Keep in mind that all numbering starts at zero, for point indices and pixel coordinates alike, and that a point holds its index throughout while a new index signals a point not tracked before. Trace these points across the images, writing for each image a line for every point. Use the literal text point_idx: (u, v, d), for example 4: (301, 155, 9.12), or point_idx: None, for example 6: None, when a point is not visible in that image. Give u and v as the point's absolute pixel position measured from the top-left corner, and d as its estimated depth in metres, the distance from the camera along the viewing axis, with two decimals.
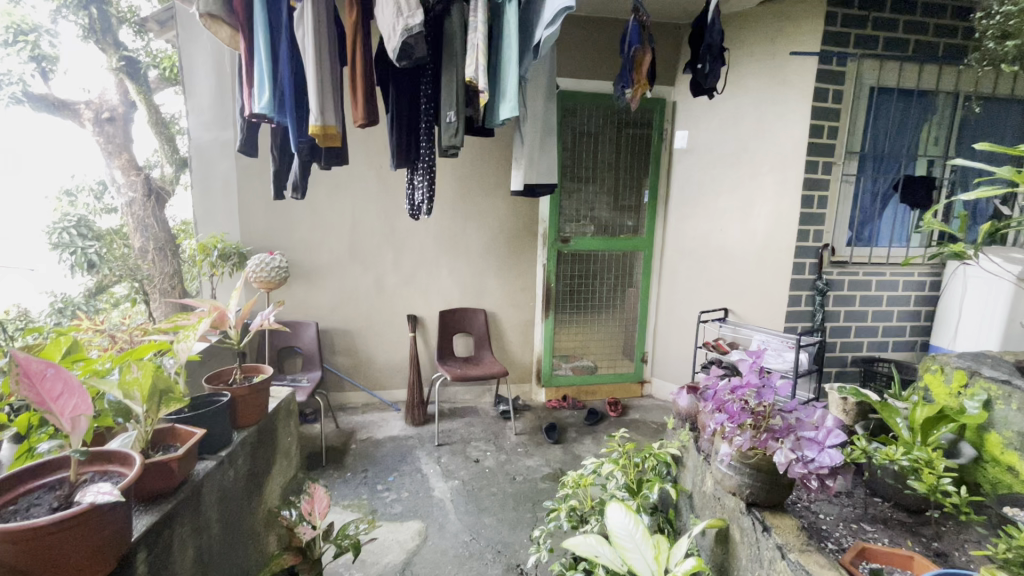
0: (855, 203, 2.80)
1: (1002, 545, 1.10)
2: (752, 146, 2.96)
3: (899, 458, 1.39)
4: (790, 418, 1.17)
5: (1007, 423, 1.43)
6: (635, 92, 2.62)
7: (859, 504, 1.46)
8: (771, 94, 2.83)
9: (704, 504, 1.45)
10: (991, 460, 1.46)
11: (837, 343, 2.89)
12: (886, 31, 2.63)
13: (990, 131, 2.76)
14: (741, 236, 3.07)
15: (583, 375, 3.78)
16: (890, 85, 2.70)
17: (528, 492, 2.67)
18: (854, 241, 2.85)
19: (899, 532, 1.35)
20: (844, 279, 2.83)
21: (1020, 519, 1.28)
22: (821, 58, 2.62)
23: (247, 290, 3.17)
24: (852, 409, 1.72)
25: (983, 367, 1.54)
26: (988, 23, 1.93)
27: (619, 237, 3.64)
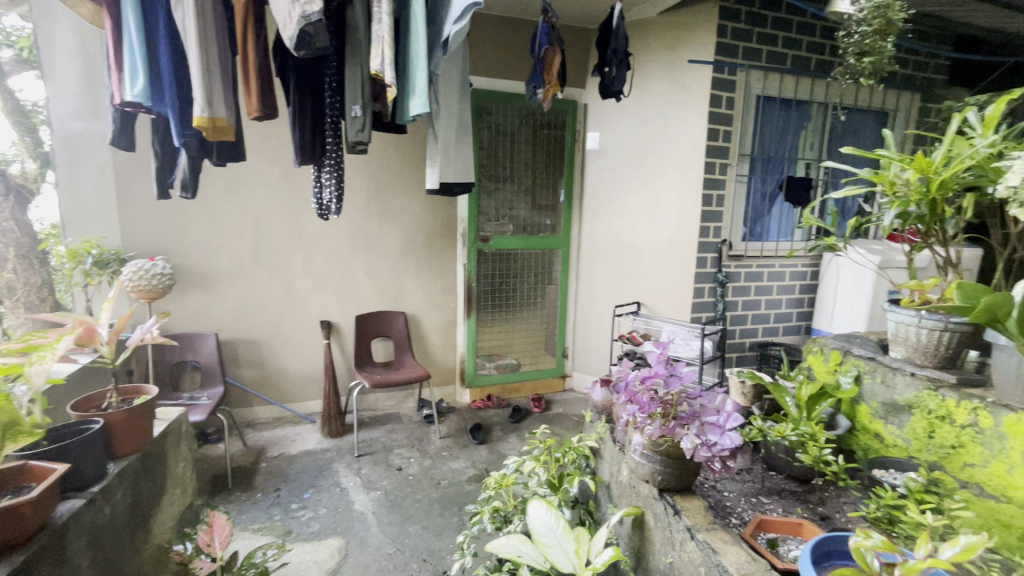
0: (748, 202, 3.05)
1: (873, 505, 1.24)
2: (658, 147, 3.12)
3: (790, 434, 1.53)
4: (695, 405, 1.23)
5: (873, 396, 1.62)
6: (546, 92, 2.65)
7: (759, 479, 1.58)
8: (673, 99, 3.00)
9: (621, 493, 1.50)
10: (862, 428, 1.65)
11: (737, 331, 3.14)
12: (768, 45, 2.88)
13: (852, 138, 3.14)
14: (650, 233, 3.23)
15: (506, 374, 3.79)
16: (773, 94, 2.96)
17: (454, 496, 2.63)
18: (748, 237, 3.10)
19: (790, 501, 1.47)
20: (740, 271, 3.08)
21: (887, 479, 1.45)
22: (715, 67, 2.82)
23: (123, 299, 2.83)
24: (749, 392, 1.86)
25: (853, 346, 1.73)
26: (848, 40, 2.17)
27: (537, 236, 3.69)
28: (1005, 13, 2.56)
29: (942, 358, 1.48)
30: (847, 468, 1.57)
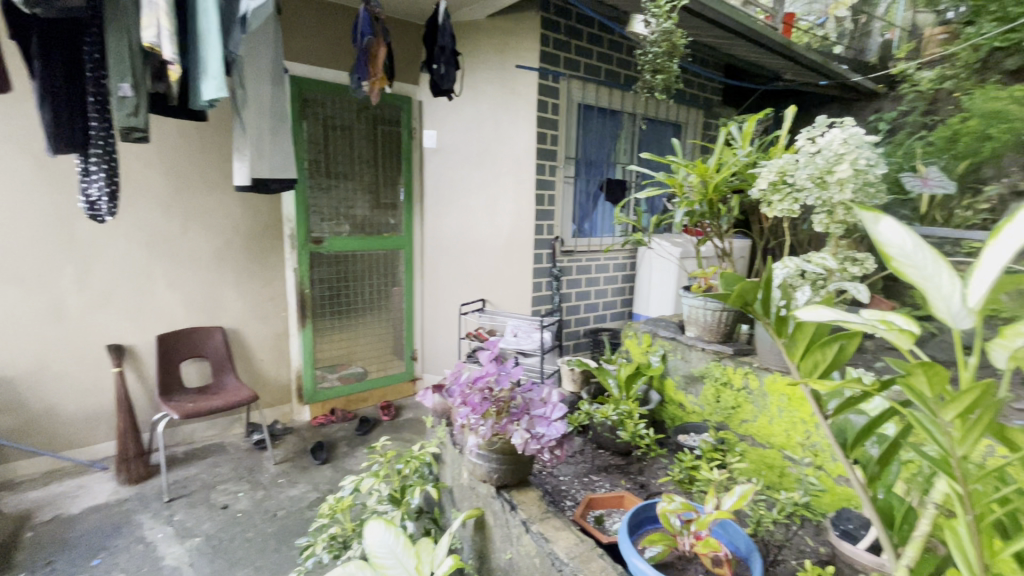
0: (576, 201, 3.31)
1: (678, 468, 1.40)
2: (493, 148, 3.19)
3: (611, 414, 1.70)
4: (524, 399, 1.27)
5: (676, 370, 1.85)
6: (372, 86, 2.52)
7: (590, 459, 1.70)
8: (504, 102, 3.09)
9: (463, 495, 1.48)
10: (669, 400, 1.88)
11: (572, 320, 3.39)
12: (585, 57, 3.13)
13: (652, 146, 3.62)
14: (489, 231, 3.30)
15: (351, 384, 3.54)
16: (591, 103, 3.24)
17: (293, 526, 2.36)
18: (577, 234, 3.37)
19: (616, 475, 1.61)
20: (572, 265, 3.32)
21: (688, 443, 1.68)
22: (540, 73, 2.97)
23: None
24: (579, 377, 1.99)
25: (659, 329, 1.96)
26: (645, 58, 2.45)
27: (376, 236, 3.50)
28: (755, 49, 3.17)
29: (723, 333, 1.75)
30: (658, 437, 1.77)
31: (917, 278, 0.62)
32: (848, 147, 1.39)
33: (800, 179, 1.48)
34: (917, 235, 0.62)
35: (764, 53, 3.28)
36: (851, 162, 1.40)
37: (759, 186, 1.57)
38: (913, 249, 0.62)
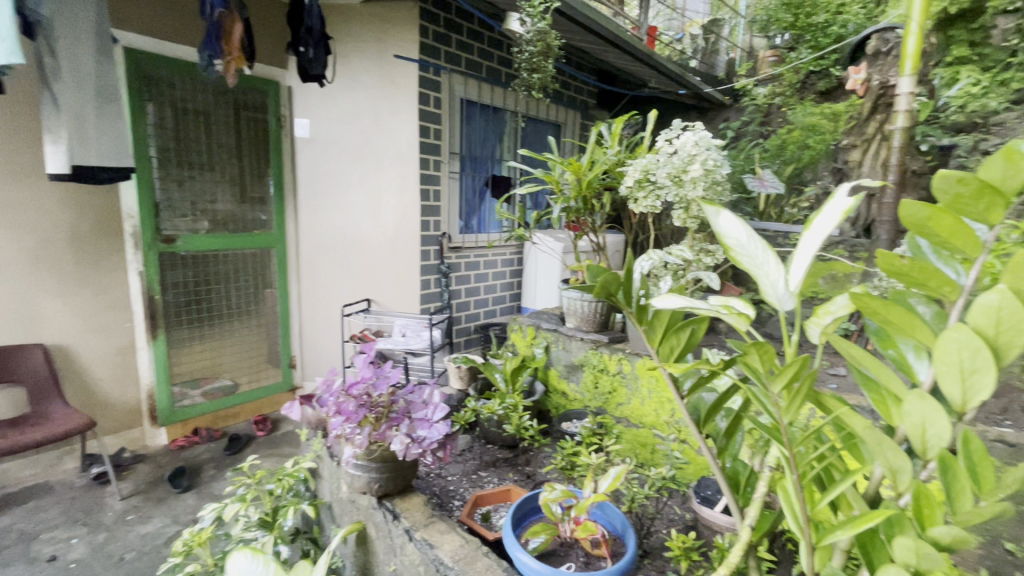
0: (461, 197, 3.29)
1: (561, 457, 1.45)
2: (373, 141, 3.04)
3: (498, 408, 1.69)
4: (404, 402, 1.22)
5: (558, 361, 1.92)
6: (227, 65, 2.26)
7: (478, 456, 1.69)
8: (383, 92, 2.95)
9: (343, 510, 1.38)
10: (553, 390, 1.94)
11: (463, 317, 3.37)
12: (466, 52, 3.10)
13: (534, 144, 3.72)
14: (372, 227, 3.14)
15: (218, 399, 3.16)
16: (474, 98, 3.23)
17: (147, 569, 2.04)
18: (464, 230, 3.35)
19: (504, 469, 1.62)
20: (460, 262, 3.29)
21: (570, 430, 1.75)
22: (420, 65, 2.87)
23: None
24: (465, 374, 1.95)
25: (542, 322, 2.01)
26: (521, 56, 2.51)
27: (242, 233, 3.15)
28: (623, 56, 3.39)
29: (598, 322, 1.85)
30: (542, 426, 1.82)
31: (751, 266, 0.68)
32: (699, 149, 1.55)
33: (661, 177, 1.60)
34: (751, 228, 0.69)
35: (631, 61, 3.53)
36: (701, 162, 1.55)
37: (626, 184, 1.67)
38: (748, 240, 0.68)
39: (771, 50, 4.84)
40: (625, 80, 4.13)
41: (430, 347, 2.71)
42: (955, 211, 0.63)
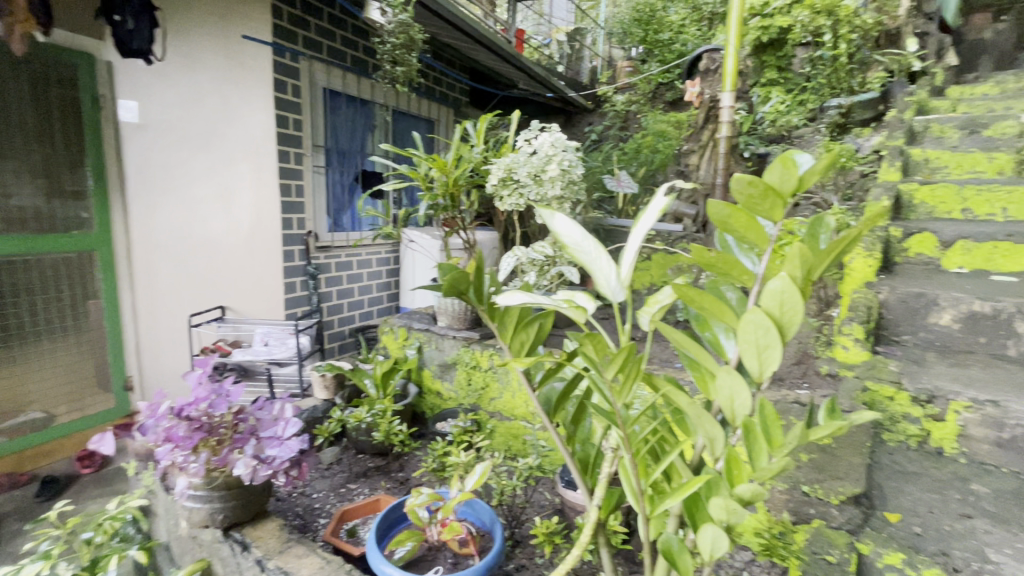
0: (328, 192, 3.06)
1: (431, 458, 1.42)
2: (221, 131, 2.71)
3: (366, 416, 1.61)
4: (251, 421, 1.11)
5: (431, 360, 1.89)
6: (10, 27, 1.85)
7: (348, 467, 1.62)
8: (232, 76, 2.64)
9: (183, 549, 1.22)
10: (427, 390, 1.91)
11: (335, 320, 3.17)
12: (327, 39, 2.91)
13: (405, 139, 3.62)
14: (223, 227, 2.80)
15: (23, 436, 2.50)
16: (338, 89, 3.03)
17: None
18: (333, 228, 3.13)
19: (376, 477, 1.56)
20: (330, 262, 3.09)
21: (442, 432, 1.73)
22: (275, 49, 2.62)
23: None
24: (331, 382, 1.82)
25: (413, 322, 1.96)
26: (383, 48, 2.41)
27: (52, 234, 2.54)
28: (491, 56, 3.46)
29: (469, 320, 1.85)
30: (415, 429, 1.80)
31: (587, 263, 0.73)
32: (556, 150, 1.63)
33: (521, 176, 1.65)
34: (586, 226, 0.73)
35: (500, 61, 3.61)
36: (557, 163, 1.63)
37: (490, 182, 1.70)
38: (583, 238, 0.73)
39: (627, 62, 5.32)
40: (496, 80, 4.22)
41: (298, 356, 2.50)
42: (749, 210, 0.72)
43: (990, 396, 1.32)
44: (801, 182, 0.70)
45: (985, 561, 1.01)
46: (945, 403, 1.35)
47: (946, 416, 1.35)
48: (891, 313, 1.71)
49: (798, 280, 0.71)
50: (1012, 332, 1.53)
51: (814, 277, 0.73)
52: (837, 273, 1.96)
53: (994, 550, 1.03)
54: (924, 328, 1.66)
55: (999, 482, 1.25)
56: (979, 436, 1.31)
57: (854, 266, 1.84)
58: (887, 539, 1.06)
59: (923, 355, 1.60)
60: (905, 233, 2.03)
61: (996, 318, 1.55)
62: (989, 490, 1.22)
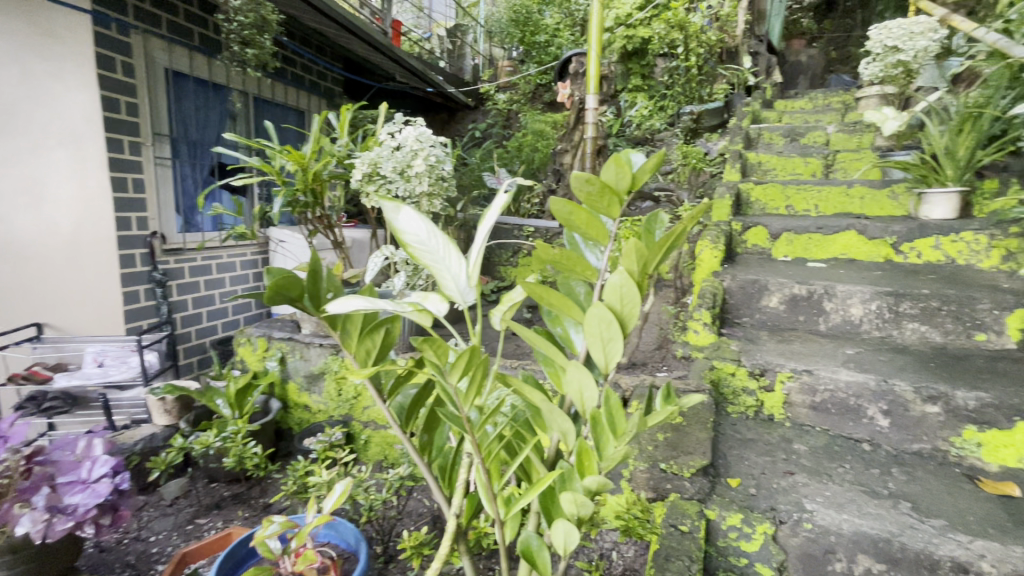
0: (177, 187, 2.66)
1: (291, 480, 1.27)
2: (22, 110, 2.21)
3: (215, 440, 1.40)
4: (45, 466, 1.07)
5: (296, 372, 1.74)
6: None
7: (196, 500, 1.45)
8: (33, 42, 2.17)
9: None
10: (294, 404, 1.76)
11: (192, 332, 2.78)
12: (166, 12, 2.52)
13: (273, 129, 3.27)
14: (33, 226, 2.26)
15: None
16: (184, 70, 2.65)
17: None
18: (185, 227, 2.72)
19: (231, 507, 1.41)
20: (183, 266, 2.68)
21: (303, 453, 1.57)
22: (95, 19, 2.18)
23: None
24: (174, 406, 1.61)
25: (274, 331, 1.79)
26: (229, 27, 2.22)
27: None
28: (362, 45, 3.28)
29: None
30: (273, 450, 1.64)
31: (432, 261, 0.68)
32: (421, 144, 1.58)
33: (386, 171, 1.57)
34: (430, 223, 0.68)
35: (372, 51, 3.44)
36: (423, 158, 1.59)
37: (354, 177, 1.61)
38: (428, 236, 0.68)
39: (507, 62, 5.43)
40: (372, 72, 4.03)
41: (144, 376, 2.13)
42: (590, 207, 0.74)
43: (806, 366, 1.54)
44: (634, 180, 0.73)
45: (803, 510, 1.17)
46: (774, 375, 1.55)
47: (775, 387, 1.54)
48: (733, 298, 1.92)
49: (635, 275, 0.74)
50: (822, 310, 1.80)
51: (650, 271, 0.76)
52: (689, 264, 2.16)
53: (810, 500, 1.20)
54: (758, 310, 1.89)
55: (814, 440, 1.46)
56: (799, 401, 1.52)
57: (703, 258, 2.04)
58: (729, 502, 1.21)
59: (758, 334, 1.82)
60: (744, 227, 2.30)
61: (810, 298, 1.81)
62: (807, 447, 1.42)
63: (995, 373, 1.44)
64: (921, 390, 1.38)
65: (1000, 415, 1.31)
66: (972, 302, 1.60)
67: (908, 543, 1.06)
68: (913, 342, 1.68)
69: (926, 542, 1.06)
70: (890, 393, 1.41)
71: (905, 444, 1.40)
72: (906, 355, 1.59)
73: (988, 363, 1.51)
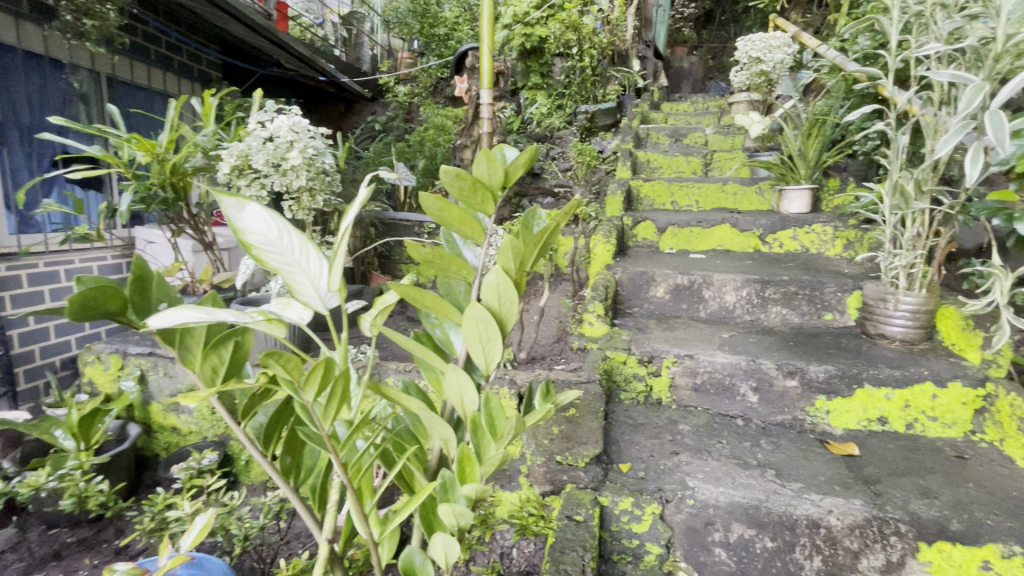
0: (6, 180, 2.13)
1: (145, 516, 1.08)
2: None
3: (48, 481, 1.19)
4: None
5: (160, 392, 1.53)
6: None
7: (28, 553, 1.22)
8: None
9: None
10: (158, 428, 1.55)
11: (35, 350, 2.26)
12: None
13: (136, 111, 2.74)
14: None
15: None
16: (8, 41, 2.10)
17: None
18: (19, 228, 2.19)
19: (76, 556, 1.21)
20: (21, 274, 2.16)
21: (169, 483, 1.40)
22: None
23: None
24: None
25: (130, 345, 1.56)
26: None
27: None
28: (235, 23, 2.92)
29: None
30: (129, 485, 1.41)
31: (284, 266, 0.61)
32: (296, 134, 1.47)
33: (257, 164, 1.45)
34: (282, 222, 0.61)
35: (248, 31, 3.08)
36: (300, 149, 1.49)
37: (221, 171, 1.48)
38: (278, 237, 0.61)
39: (407, 54, 5.29)
40: (254, 57, 3.65)
41: None
42: (462, 203, 0.70)
43: (688, 351, 1.64)
44: (507, 176, 0.71)
45: (685, 488, 1.24)
46: (661, 361, 1.64)
47: (661, 372, 1.63)
48: (624, 289, 2.02)
49: (512, 273, 0.72)
50: (702, 298, 1.94)
51: (527, 269, 0.75)
52: (585, 258, 2.23)
53: (691, 477, 1.28)
54: (647, 301, 2.00)
55: (696, 419, 1.56)
56: (682, 385, 1.63)
57: (597, 252, 2.11)
58: (621, 487, 1.26)
59: (647, 323, 1.92)
60: (634, 222, 2.41)
61: (691, 287, 1.95)
62: (690, 427, 1.52)
63: (838, 348, 1.64)
64: (782, 367, 1.54)
65: (843, 384, 1.50)
66: (821, 286, 1.81)
67: (773, 508, 1.17)
68: (776, 324, 1.87)
69: (787, 504, 1.17)
70: (757, 371, 1.56)
71: (771, 416, 1.55)
72: (771, 336, 1.77)
73: (833, 339, 1.72)
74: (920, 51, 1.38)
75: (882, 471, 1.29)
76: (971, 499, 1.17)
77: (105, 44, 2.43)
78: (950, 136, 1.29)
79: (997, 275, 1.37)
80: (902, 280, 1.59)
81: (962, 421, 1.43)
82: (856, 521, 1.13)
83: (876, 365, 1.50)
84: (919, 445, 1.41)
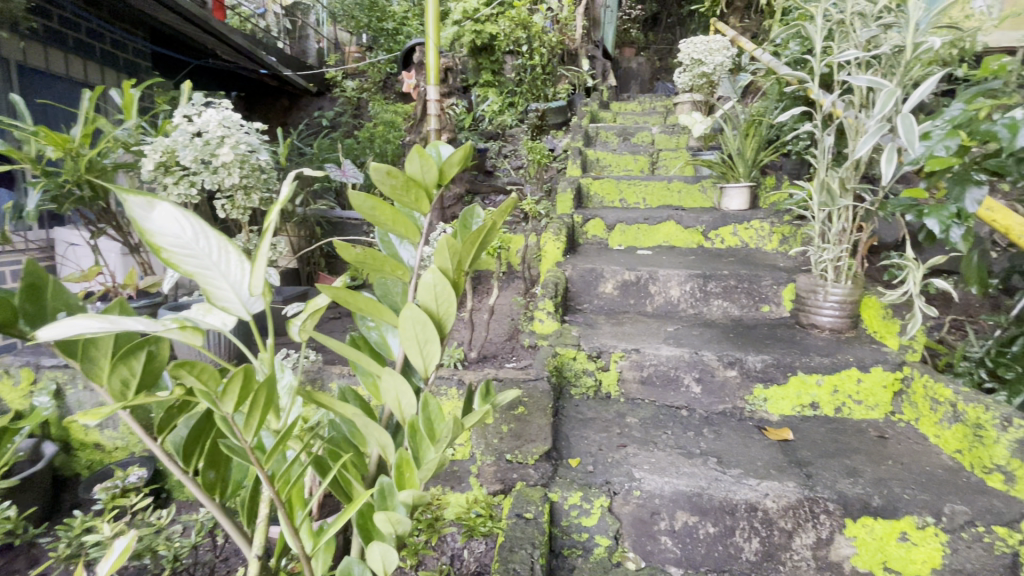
0: None
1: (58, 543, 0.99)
2: None
3: None
4: None
5: (79, 406, 1.42)
6: None
7: None
8: None
9: None
10: (79, 445, 1.44)
11: None
12: None
13: (50, 103, 2.47)
14: None
15: None
16: None
17: None
18: None
19: None
20: None
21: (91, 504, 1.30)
22: None
23: None
24: None
25: (44, 357, 1.44)
26: None
27: None
28: (162, 10, 2.72)
29: None
30: (44, 509, 1.30)
31: (201, 270, 0.58)
32: (226, 129, 1.40)
33: (184, 160, 1.37)
34: (197, 224, 0.57)
35: (177, 18, 2.87)
36: (231, 145, 1.41)
37: (145, 168, 1.39)
38: (194, 238, 0.57)
39: (356, 48, 5.22)
40: (187, 46, 3.42)
41: None
42: (395, 202, 0.68)
43: (635, 345, 1.68)
44: (442, 174, 0.70)
45: (632, 479, 1.27)
46: (608, 356, 1.67)
47: (610, 367, 1.67)
48: (574, 286, 2.04)
49: (450, 273, 0.71)
50: (648, 293, 1.99)
51: (466, 268, 0.74)
52: (535, 256, 2.24)
53: (638, 468, 1.30)
54: (596, 297, 2.03)
55: (643, 411, 1.60)
56: (630, 378, 1.66)
57: (547, 250, 2.12)
58: (570, 482, 1.27)
59: (596, 318, 1.95)
60: (583, 219, 2.44)
61: (638, 283, 2.00)
62: (637, 419, 1.55)
63: (774, 338, 1.72)
64: (722, 358, 1.60)
65: (778, 372, 1.57)
66: (758, 280, 1.90)
67: (714, 494, 1.21)
68: (718, 316, 1.95)
69: (727, 490, 1.22)
70: (699, 363, 1.61)
71: (713, 406, 1.61)
72: (713, 328, 1.84)
73: (770, 330, 1.81)
74: (840, 56, 1.47)
75: (813, 454, 1.36)
76: (892, 476, 1.26)
77: (9, 28, 2.20)
78: (868, 137, 1.38)
79: (911, 267, 1.47)
80: (830, 273, 1.68)
81: (883, 403, 1.53)
82: (790, 502, 1.19)
83: (807, 354, 1.59)
84: (846, 427, 1.50)
